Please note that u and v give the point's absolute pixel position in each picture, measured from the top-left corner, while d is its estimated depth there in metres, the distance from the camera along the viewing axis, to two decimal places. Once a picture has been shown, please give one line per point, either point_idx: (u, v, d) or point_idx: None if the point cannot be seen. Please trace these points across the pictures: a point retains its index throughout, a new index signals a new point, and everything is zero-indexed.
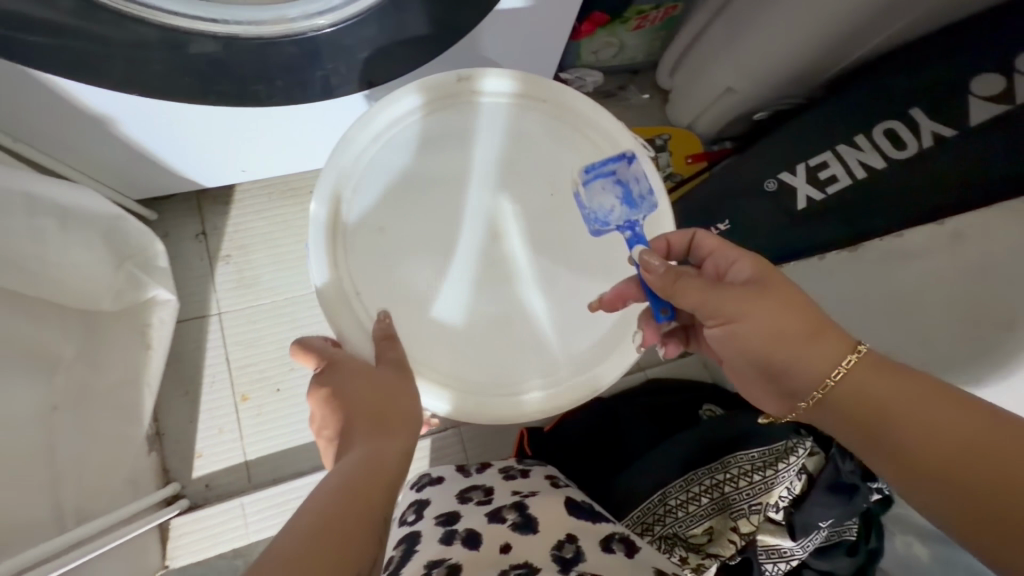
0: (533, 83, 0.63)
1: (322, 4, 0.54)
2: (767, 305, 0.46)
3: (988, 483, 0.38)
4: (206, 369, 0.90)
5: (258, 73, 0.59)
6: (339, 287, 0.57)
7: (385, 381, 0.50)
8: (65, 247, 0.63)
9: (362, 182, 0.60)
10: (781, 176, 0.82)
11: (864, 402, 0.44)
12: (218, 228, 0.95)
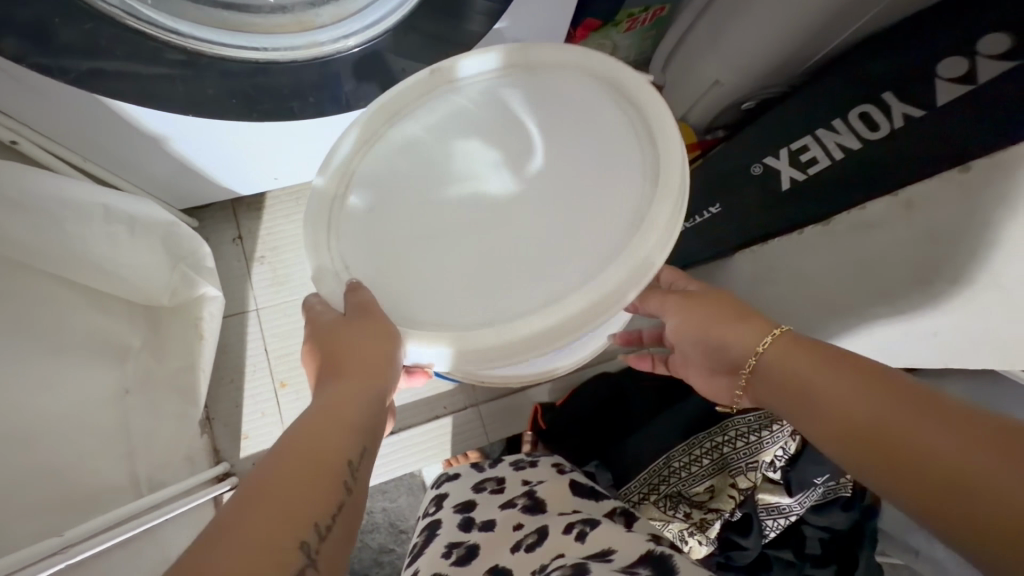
0: (508, 59, 0.67)
1: (347, 28, 0.64)
2: (719, 300, 0.57)
3: (880, 425, 0.39)
4: (248, 360, 1.00)
5: (294, 92, 0.67)
6: (330, 265, 0.62)
7: (356, 334, 0.54)
8: (134, 250, 0.74)
9: (355, 171, 0.66)
10: (767, 160, 0.83)
11: (785, 368, 0.48)
12: (253, 232, 1.04)
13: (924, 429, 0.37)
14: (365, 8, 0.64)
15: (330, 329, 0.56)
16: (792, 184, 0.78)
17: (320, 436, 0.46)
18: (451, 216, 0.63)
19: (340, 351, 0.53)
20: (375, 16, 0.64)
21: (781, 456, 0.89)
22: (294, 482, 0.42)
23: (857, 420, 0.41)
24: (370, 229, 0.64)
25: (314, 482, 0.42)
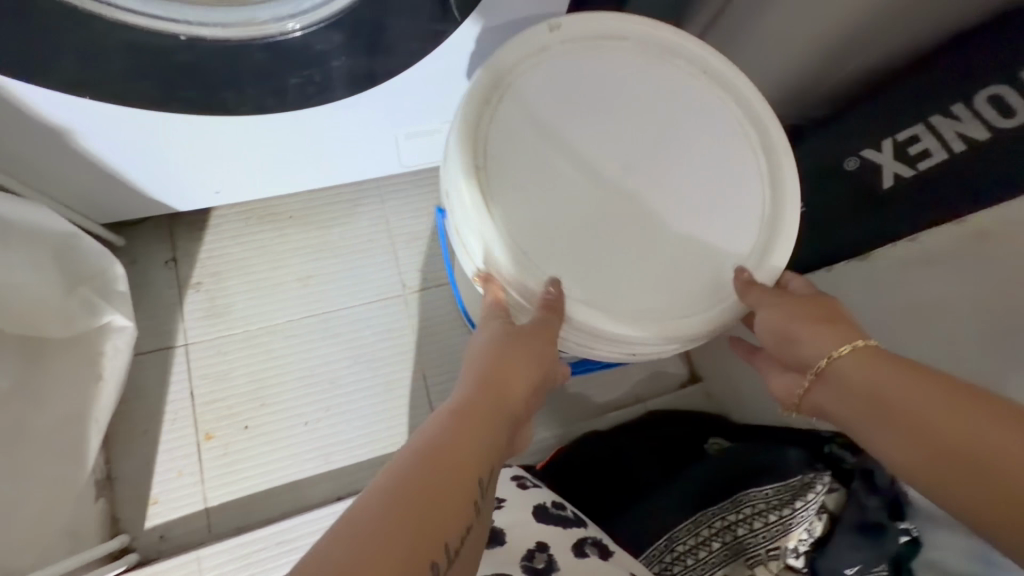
0: (589, 23, 0.58)
1: (292, 6, 0.51)
2: (821, 300, 0.49)
3: (958, 444, 0.35)
4: (169, 406, 0.83)
5: (226, 80, 0.56)
6: (520, 255, 0.51)
7: (510, 354, 0.47)
8: (5, 264, 0.59)
9: (490, 146, 0.54)
10: (865, 153, 0.64)
11: (853, 378, 0.42)
12: (191, 254, 0.90)
13: (1013, 451, 0.33)
14: None
15: (490, 341, 0.49)
16: (893, 183, 0.60)
17: (465, 443, 0.39)
18: (620, 183, 0.55)
19: (492, 370, 0.46)
20: None
21: (806, 539, 0.70)
22: (440, 492, 0.35)
23: (956, 442, 0.36)
24: (526, 213, 0.53)
25: (456, 498, 0.35)
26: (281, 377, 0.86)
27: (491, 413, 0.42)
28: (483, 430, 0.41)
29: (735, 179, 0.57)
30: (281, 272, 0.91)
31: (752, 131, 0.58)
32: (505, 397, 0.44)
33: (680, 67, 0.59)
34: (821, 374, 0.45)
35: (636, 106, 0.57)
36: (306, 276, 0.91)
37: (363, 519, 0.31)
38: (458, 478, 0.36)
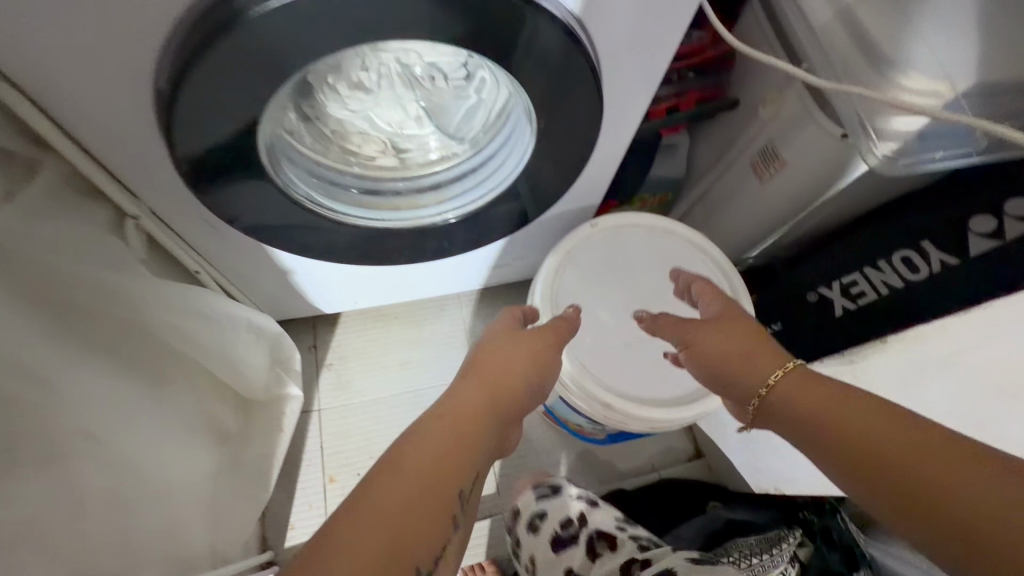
0: (618, 218, 0.92)
1: (451, 208, 0.88)
2: (737, 319, 0.66)
3: (881, 452, 0.48)
4: (305, 455, 1.14)
5: (402, 248, 0.92)
6: (580, 367, 0.81)
7: (484, 374, 0.64)
8: (251, 354, 0.84)
9: (559, 299, 0.86)
10: (821, 290, 0.97)
11: (795, 399, 0.56)
12: (326, 343, 1.24)
13: (920, 455, 0.46)
14: (466, 194, 0.88)
15: (496, 348, 0.69)
16: (843, 311, 0.93)
17: (476, 421, 0.58)
18: None
19: (499, 371, 0.65)
20: (473, 200, 0.88)
21: None
22: (457, 448, 0.54)
23: (872, 446, 0.49)
24: (583, 338, 0.84)
25: (468, 453, 0.54)
26: (385, 438, 1.17)
27: (496, 403, 0.62)
28: (490, 414, 0.60)
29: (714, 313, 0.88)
30: (388, 359, 1.24)
31: (734, 285, 0.89)
32: (509, 390, 0.63)
33: (676, 241, 0.92)
34: (767, 395, 0.59)
35: (650, 267, 0.90)
36: (404, 362, 1.24)
37: (398, 458, 0.50)
38: (468, 440, 0.55)
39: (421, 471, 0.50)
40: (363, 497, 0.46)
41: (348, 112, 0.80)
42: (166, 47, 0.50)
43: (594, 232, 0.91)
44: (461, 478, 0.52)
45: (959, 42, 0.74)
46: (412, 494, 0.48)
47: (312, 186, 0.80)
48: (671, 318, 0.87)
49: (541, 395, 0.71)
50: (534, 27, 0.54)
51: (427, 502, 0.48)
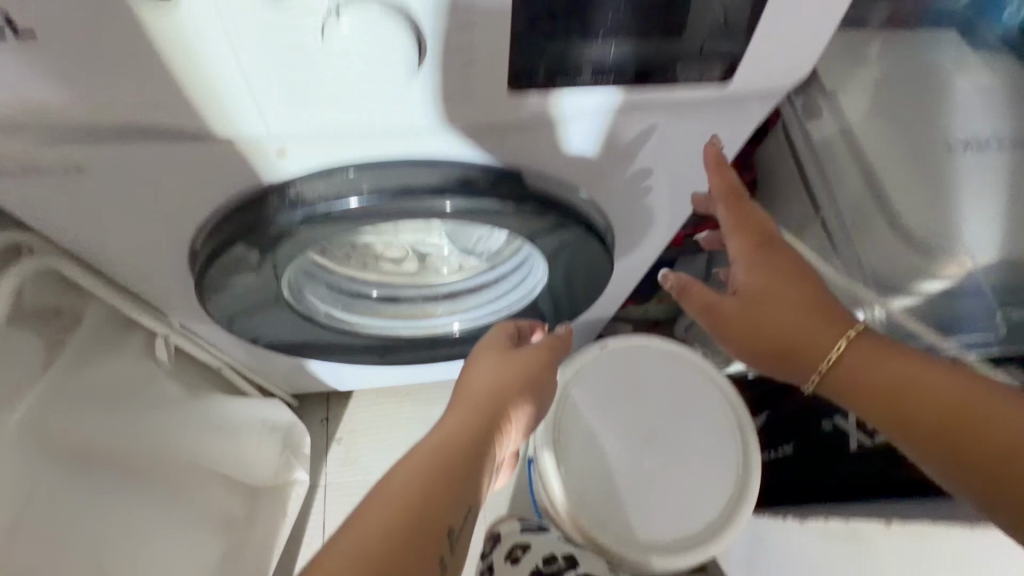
0: (625, 339, 0.93)
1: (458, 319, 0.91)
2: (788, 264, 0.55)
3: (973, 428, 0.45)
4: (307, 532, 1.14)
5: (414, 353, 0.93)
6: (574, 497, 0.83)
7: (471, 393, 0.60)
8: (264, 448, 0.91)
9: (561, 422, 0.87)
10: (835, 419, 1.00)
11: (864, 367, 0.51)
12: (338, 416, 1.25)
13: (1015, 432, 0.43)
14: (475, 306, 0.90)
15: (494, 362, 0.65)
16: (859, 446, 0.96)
17: (474, 440, 0.55)
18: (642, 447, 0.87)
19: (494, 386, 0.61)
20: (481, 313, 0.90)
21: None
22: (457, 464, 0.52)
23: (944, 424, 0.46)
24: (580, 466, 0.85)
25: (469, 471, 0.52)
26: None
27: (495, 418, 0.58)
28: (489, 432, 0.56)
29: (721, 448, 0.87)
30: (397, 438, 1.24)
31: (742, 419, 0.88)
32: (508, 404, 0.60)
33: (687, 367, 0.92)
34: (831, 369, 0.52)
35: (656, 394, 0.90)
36: (412, 443, 1.24)
37: (391, 484, 0.49)
38: (466, 457, 0.53)
39: (416, 494, 0.49)
40: (357, 525, 0.46)
41: (373, 238, 0.78)
42: (202, 243, 0.53)
43: (603, 352, 0.92)
44: (462, 498, 0.51)
45: (979, 212, 0.74)
46: (411, 517, 0.47)
47: (331, 301, 0.82)
48: (672, 450, 0.87)
49: (543, 407, 0.66)
50: (545, 213, 0.54)
51: (428, 520, 0.47)
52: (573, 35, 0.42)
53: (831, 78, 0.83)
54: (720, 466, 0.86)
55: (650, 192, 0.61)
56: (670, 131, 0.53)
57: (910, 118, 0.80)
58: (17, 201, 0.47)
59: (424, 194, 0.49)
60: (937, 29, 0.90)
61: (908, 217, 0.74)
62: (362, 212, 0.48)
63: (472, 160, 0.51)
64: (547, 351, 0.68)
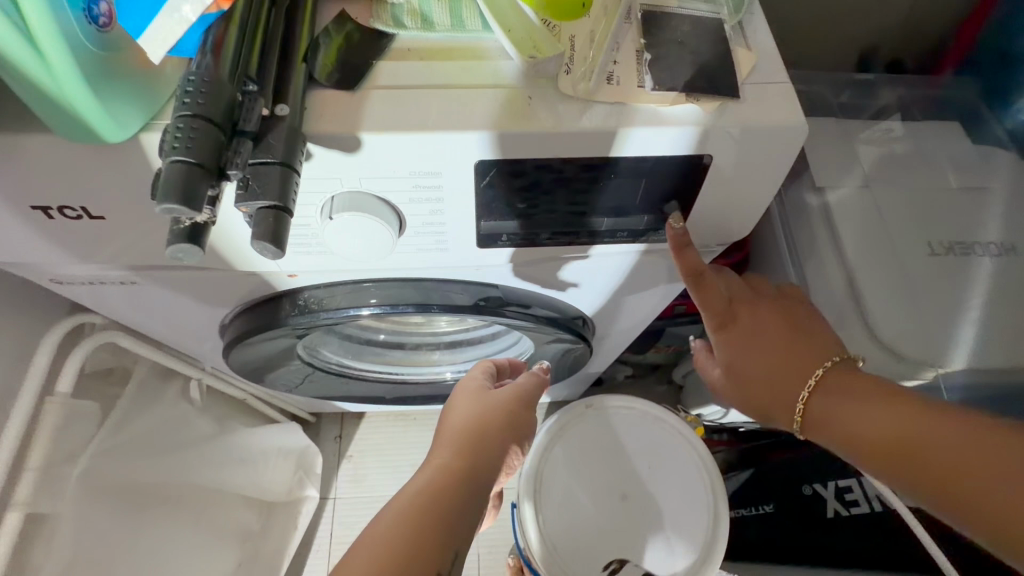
0: (609, 400, 0.99)
1: (452, 369, 0.96)
2: (757, 321, 0.52)
3: (930, 462, 0.39)
4: (316, 541, 1.25)
5: (411, 394, 1.01)
6: (548, 545, 0.91)
7: (456, 430, 0.57)
8: (274, 471, 0.99)
9: (543, 474, 0.94)
10: (815, 485, 1.03)
11: (832, 411, 0.46)
12: (350, 435, 1.35)
13: (977, 458, 0.37)
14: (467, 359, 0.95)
15: (473, 401, 0.62)
16: (835, 514, 1.00)
17: (463, 479, 0.51)
18: (618, 504, 0.93)
19: (479, 424, 0.58)
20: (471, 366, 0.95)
21: None
22: (445, 503, 0.48)
23: (945, 465, 0.38)
24: (558, 516, 0.92)
25: (459, 512, 0.48)
26: None
27: (481, 458, 0.54)
28: (477, 469, 0.53)
29: (692, 511, 0.93)
30: (403, 460, 1.33)
31: (713, 484, 0.93)
32: (486, 441, 0.56)
33: (668, 430, 0.97)
34: (806, 420, 0.49)
35: (636, 454, 0.96)
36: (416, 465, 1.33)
37: (379, 530, 0.44)
38: (456, 497, 0.49)
39: (403, 536, 0.43)
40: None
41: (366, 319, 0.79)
42: (230, 324, 0.63)
43: (589, 410, 0.99)
44: (452, 538, 0.46)
45: (952, 319, 0.77)
46: (398, 563, 0.42)
47: (342, 352, 0.87)
48: (645, 509, 0.93)
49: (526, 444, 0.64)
50: (509, 315, 0.60)
51: (418, 562, 0.42)
52: (534, 207, 0.45)
53: (822, 172, 0.86)
54: (689, 529, 0.92)
55: (617, 298, 0.64)
56: (627, 266, 0.56)
57: (897, 217, 0.83)
58: (87, 298, 0.57)
59: (411, 308, 0.56)
60: (940, 120, 0.92)
61: (881, 320, 0.77)
62: (349, 312, 0.56)
63: (453, 280, 0.56)
64: (526, 391, 0.65)
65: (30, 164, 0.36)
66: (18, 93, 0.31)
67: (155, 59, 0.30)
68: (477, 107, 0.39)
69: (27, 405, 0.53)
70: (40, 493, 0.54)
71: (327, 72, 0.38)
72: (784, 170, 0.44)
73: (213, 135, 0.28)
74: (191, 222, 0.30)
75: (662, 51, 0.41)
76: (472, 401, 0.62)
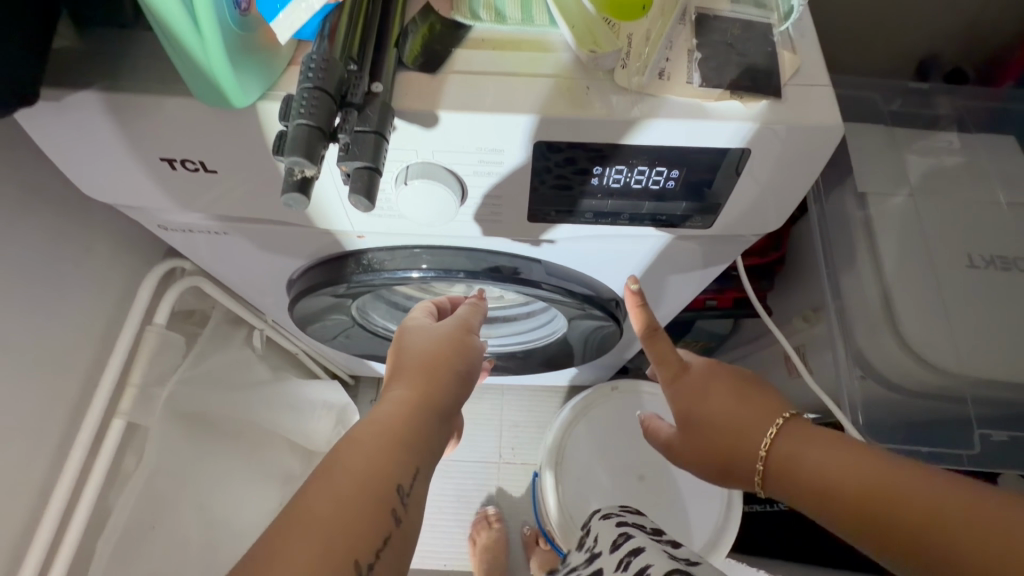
0: (635, 384, 1.04)
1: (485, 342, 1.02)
2: (709, 371, 0.53)
3: (913, 519, 0.37)
4: None
5: None
6: (565, 512, 0.96)
7: (408, 361, 0.56)
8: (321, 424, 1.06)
9: (566, 447, 1.00)
10: None
11: (798, 459, 0.45)
12: None
13: (958, 521, 0.36)
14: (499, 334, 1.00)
15: (423, 332, 0.60)
16: None
17: (421, 406, 0.51)
18: (634, 482, 0.98)
19: (434, 351, 0.57)
20: (501, 342, 0.99)
21: None
22: (404, 429, 0.48)
23: (918, 523, 0.37)
24: (577, 487, 0.98)
25: (417, 434, 0.49)
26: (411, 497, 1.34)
27: (435, 385, 0.54)
28: (434, 393, 0.53)
29: (706, 497, 0.97)
30: None
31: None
32: (438, 364, 0.55)
33: None
34: (766, 469, 0.47)
35: None
36: None
37: (340, 458, 0.45)
38: (410, 425, 0.49)
39: (364, 461, 0.45)
40: (297, 507, 0.41)
41: (413, 287, 0.86)
42: (298, 278, 0.71)
43: (616, 393, 1.04)
44: (412, 457, 0.48)
45: (984, 332, 0.78)
46: (360, 484, 0.43)
47: (390, 319, 0.94)
48: (660, 490, 0.97)
49: (483, 359, 0.63)
50: (545, 288, 0.65)
51: (376, 490, 0.44)
52: (581, 188, 0.50)
53: (866, 176, 0.87)
54: (702, 514, 0.96)
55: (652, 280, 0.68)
56: (664, 248, 0.60)
57: (938, 227, 0.84)
58: (182, 244, 0.66)
59: (461, 274, 0.62)
60: (994, 133, 0.91)
61: (909, 325, 0.79)
62: (404, 274, 0.62)
63: (500, 252, 0.62)
64: (465, 320, 0.63)
65: (165, 123, 0.44)
66: (175, 63, 0.38)
67: (283, 40, 0.37)
68: (542, 95, 0.44)
69: (131, 331, 0.63)
70: (136, 407, 0.64)
71: (414, 57, 0.44)
72: (816, 170, 0.48)
73: (327, 104, 0.35)
74: (303, 175, 0.36)
75: (712, 50, 0.45)
76: (422, 331, 0.61)
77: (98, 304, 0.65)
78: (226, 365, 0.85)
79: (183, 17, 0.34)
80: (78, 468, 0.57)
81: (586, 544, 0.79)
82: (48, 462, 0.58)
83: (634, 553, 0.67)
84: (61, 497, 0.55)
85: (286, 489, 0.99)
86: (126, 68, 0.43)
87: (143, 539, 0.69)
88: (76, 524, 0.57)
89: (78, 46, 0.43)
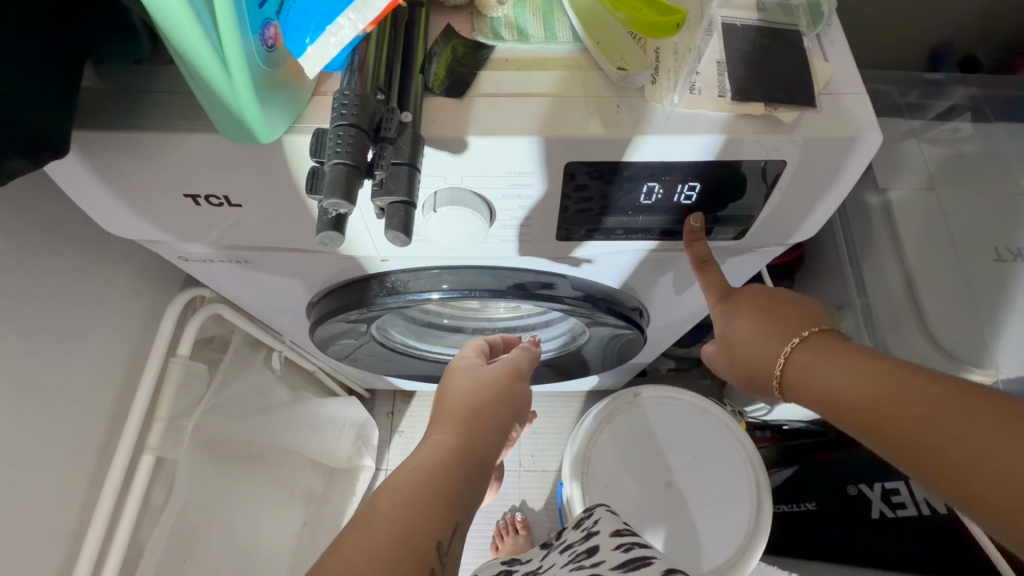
0: (657, 391, 1.03)
1: None
2: (754, 292, 0.50)
3: (916, 424, 0.35)
4: None
5: None
6: None
7: (451, 404, 0.57)
8: (343, 441, 1.06)
9: (591, 456, 1.00)
10: (861, 485, 1.01)
11: (813, 372, 0.42)
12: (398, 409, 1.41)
13: (959, 427, 0.33)
14: None
15: (472, 375, 0.61)
16: (880, 516, 0.97)
17: (465, 455, 0.51)
18: (659, 484, 0.97)
19: (482, 397, 0.57)
20: None
21: None
22: (446, 478, 0.48)
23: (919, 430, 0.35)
24: (602, 494, 0.97)
25: (458, 485, 0.48)
26: None
27: (479, 432, 0.54)
28: (479, 442, 0.53)
29: (733, 500, 0.96)
30: None
31: (758, 479, 0.96)
32: (483, 414, 0.56)
33: (715, 422, 1.01)
34: (785, 382, 0.45)
35: (681, 444, 1.00)
36: None
37: (380, 510, 0.44)
38: (453, 471, 0.49)
39: (404, 514, 0.44)
40: (336, 556, 0.41)
41: (434, 304, 0.84)
42: (318, 302, 0.70)
43: (638, 400, 1.03)
44: (451, 510, 0.46)
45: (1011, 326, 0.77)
46: (399, 539, 0.42)
47: (408, 334, 0.92)
48: (687, 496, 0.97)
49: (527, 413, 0.63)
50: (568, 301, 0.64)
51: (416, 542, 0.43)
52: (608, 204, 0.49)
53: (886, 173, 0.86)
54: (730, 518, 0.95)
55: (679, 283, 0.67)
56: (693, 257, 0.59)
57: (960, 221, 0.82)
58: (202, 274, 0.65)
59: (486, 293, 0.61)
60: (1011, 121, 0.89)
61: (937, 322, 0.78)
62: (427, 293, 0.61)
63: (527, 269, 0.61)
64: (516, 365, 0.64)
65: (189, 160, 0.43)
66: (200, 99, 0.37)
67: (312, 75, 0.36)
68: (570, 113, 0.43)
69: (157, 365, 0.62)
70: (165, 441, 0.64)
71: (439, 82, 0.43)
72: (849, 179, 0.47)
73: (362, 141, 0.34)
74: (337, 213, 0.35)
75: (742, 58, 0.44)
76: (469, 374, 0.61)
77: (122, 338, 0.65)
78: (248, 390, 0.84)
79: (211, 57, 0.33)
80: (111, 506, 0.57)
81: (584, 524, 0.79)
82: (81, 503, 0.58)
83: (638, 545, 0.67)
84: (96, 535, 0.55)
85: (310, 508, 1.00)
86: (149, 105, 0.42)
87: (179, 568, 0.69)
88: (112, 563, 0.57)
89: (97, 86, 0.42)
